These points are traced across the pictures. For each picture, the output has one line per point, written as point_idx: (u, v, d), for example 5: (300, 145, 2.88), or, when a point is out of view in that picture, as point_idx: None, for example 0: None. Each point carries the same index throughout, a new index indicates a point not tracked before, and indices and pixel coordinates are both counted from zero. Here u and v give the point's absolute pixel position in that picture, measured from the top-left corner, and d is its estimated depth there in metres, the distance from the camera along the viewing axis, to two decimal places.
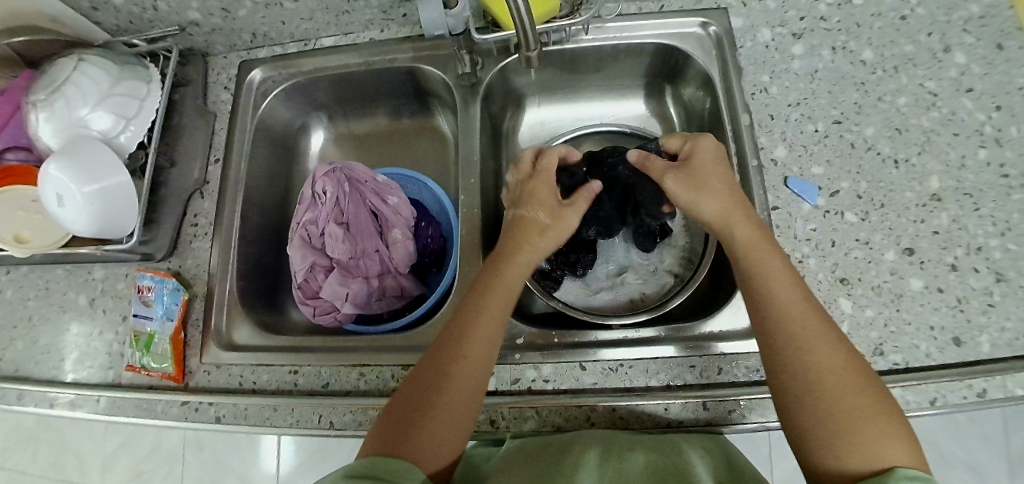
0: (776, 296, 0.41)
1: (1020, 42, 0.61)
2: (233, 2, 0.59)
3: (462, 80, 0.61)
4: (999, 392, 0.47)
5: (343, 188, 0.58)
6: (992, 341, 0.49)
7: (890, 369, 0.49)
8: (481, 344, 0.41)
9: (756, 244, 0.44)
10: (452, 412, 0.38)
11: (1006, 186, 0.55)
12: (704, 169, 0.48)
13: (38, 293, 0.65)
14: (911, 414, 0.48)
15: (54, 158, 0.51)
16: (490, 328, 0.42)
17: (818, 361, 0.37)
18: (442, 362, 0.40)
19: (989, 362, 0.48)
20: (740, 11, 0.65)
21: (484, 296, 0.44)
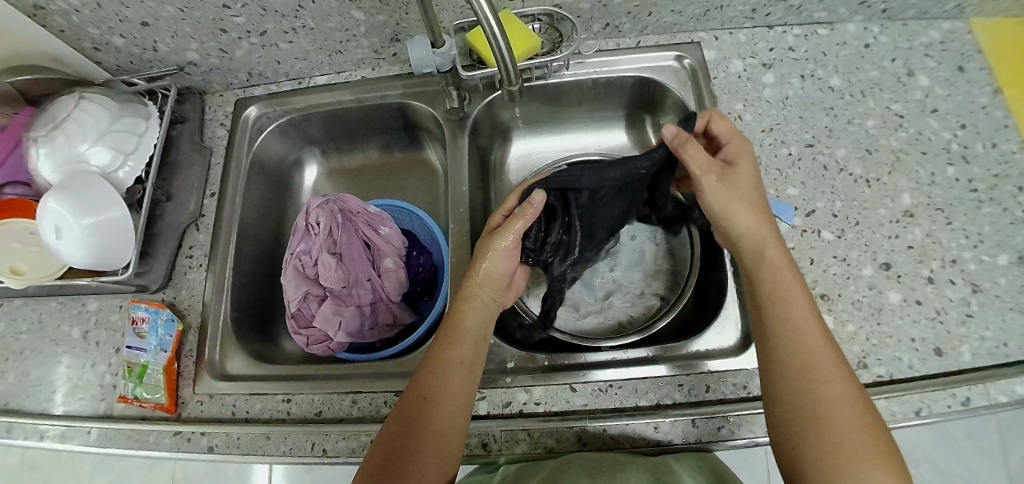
0: (798, 321, 0.43)
1: (979, 65, 0.66)
2: (231, 43, 0.61)
3: (451, 115, 0.63)
4: (980, 399, 0.49)
5: (336, 220, 0.60)
6: (973, 350, 0.51)
7: (875, 381, 0.51)
8: (451, 387, 0.44)
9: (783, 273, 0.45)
10: (433, 454, 0.41)
11: (976, 200, 0.58)
12: (743, 182, 0.49)
13: (31, 327, 0.65)
14: (898, 424, 0.49)
15: (53, 193, 0.52)
16: (459, 370, 0.45)
17: (832, 389, 0.40)
18: (414, 407, 0.43)
19: (970, 370, 0.51)
20: (713, 44, 0.68)
21: (449, 341, 0.46)
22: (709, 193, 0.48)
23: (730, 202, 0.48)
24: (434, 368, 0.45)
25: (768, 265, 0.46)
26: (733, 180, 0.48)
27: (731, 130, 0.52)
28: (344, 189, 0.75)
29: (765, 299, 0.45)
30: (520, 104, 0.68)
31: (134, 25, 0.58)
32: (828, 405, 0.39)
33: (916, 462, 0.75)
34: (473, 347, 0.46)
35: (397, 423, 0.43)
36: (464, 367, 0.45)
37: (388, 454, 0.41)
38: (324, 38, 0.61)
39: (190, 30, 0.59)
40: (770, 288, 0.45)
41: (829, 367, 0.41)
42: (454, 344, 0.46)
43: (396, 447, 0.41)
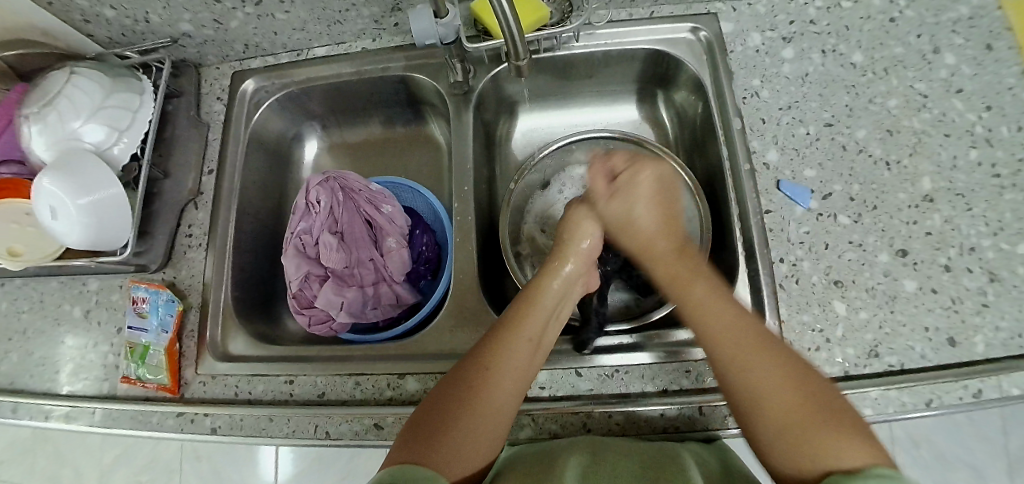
0: (708, 313, 0.42)
1: (1008, 43, 0.62)
2: (225, 14, 0.59)
3: (454, 89, 0.61)
4: (993, 392, 0.47)
5: (337, 198, 0.58)
6: (987, 341, 0.49)
7: (886, 371, 0.49)
8: (513, 366, 0.41)
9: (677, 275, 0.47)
10: (482, 429, 0.39)
11: (998, 186, 0.56)
12: (636, 192, 0.53)
13: (33, 305, 0.65)
14: (908, 416, 0.47)
15: (47, 171, 0.51)
16: (525, 348, 0.43)
17: (756, 367, 0.38)
18: (472, 380, 0.40)
19: (984, 362, 0.48)
20: (730, 16, 0.65)
21: (524, 311, 0.45)
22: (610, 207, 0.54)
23: (631, 210, 0.53)
24: (498, 342, 0.42)
25: (674, 273, 0.47)
26: (625, 193, 0.54)
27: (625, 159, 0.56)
28: (345, 168, 0.73)
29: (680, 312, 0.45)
30: (526, 79, 0.65)
31: None
32: (763, 387, 0.37)
33: (920, 449, 0.74)
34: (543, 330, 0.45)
35: (447, 393, 0.40)
36: (531, 345, 0.43)
37: (437, 421, 0.39)
38: (322, 8, 0.58)
39: (181, 0, 0.56)
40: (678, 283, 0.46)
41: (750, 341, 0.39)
42: (525, 320, 0.44)
43: (443, 415, 0.39)
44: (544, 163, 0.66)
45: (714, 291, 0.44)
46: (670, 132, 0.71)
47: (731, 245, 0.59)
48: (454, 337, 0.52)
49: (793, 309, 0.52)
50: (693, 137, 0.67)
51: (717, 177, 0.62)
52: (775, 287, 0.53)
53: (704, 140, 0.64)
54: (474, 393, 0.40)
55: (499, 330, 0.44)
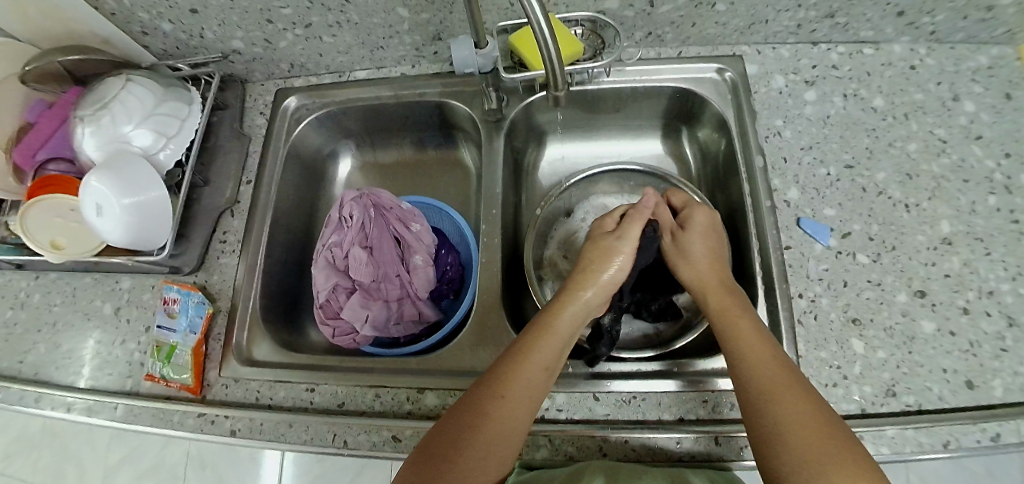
0: (741, 337, 0.45)
1: None
2: (275, 34, 0.62)
3: (488, 116, 0.63)
4: (1012, 437, 0.47)
5: (369, 213, 0.60)
6: (1005, 385, 0.50)
7: (902, 410, 0.50)
8: (526, 390, 0.42)
9: (726, 307, 0.48)
10: (495, 449, 0.40)
11: (1017, 231, 0.56)
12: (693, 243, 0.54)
13: (65, 300, 0.68)
14: (925, 456, 0.48)
15: (96, 171, 0.53)
16: (539, 373, 0.43)
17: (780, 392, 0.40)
18: (487, 402, 0.41)
19: (1002, 406, 0.49)
20: (755, 58, 0.67)
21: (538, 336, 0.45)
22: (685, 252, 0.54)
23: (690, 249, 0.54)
24: (513, 365, 0.43)
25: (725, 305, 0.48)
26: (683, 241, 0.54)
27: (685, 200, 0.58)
28: (375, 185, 0.76)
29: (721, 342, 0.46)
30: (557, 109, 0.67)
31: (183, 11, 0.59)
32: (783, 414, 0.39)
33: None
34: (559, 352, 0.46)
35: (458, 416, 0.41)
36: (544, 370, 0.44)
37: (447, 443, 0.40)
38: (368, 34, 0.61)
39: (237, 20, 0.60)
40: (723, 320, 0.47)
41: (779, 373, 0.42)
42: (535, 352, 0.44)
43: (459, 435, 0.40)
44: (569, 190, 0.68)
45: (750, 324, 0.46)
46: (692, 168, 0.72)
47: (751, 279, 0.60)
48: (475, 356, 0.54)
49: (811, 345, 0.53)
50: (716, 172, 0.69)
51: (738, 212, 0.64)
52: (794, 322, 0.54)
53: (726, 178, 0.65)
54: (483, 417, 0.41)
55: (511, 353, 0.44)
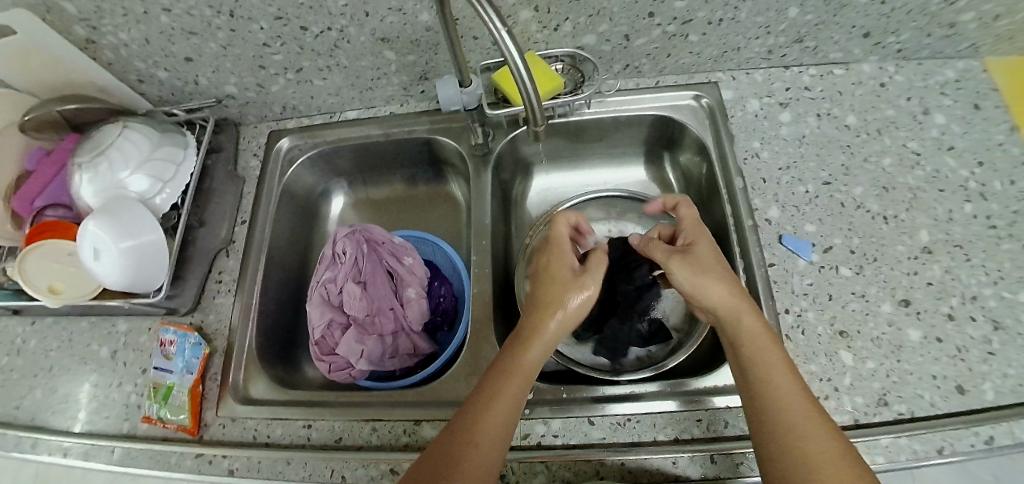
0: (771, 371, 0.43)
1: (994, 103, 0.67)
2: (268, 78, 0.64)
3: (475, 150, 0.65)
4: (1006, 439, 0.48)
5: (362, 249, 0.62)
6: (995, 388, 0.51)
7: (896, 419, 0.50)
8: (506, 408, 0.42)
9: (757, 334, 0.45)
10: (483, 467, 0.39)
11: (995, 236, 0.58)
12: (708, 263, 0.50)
13: (61, 344, 0.68)
14: (922, 463, 0.48)
15: (94, 215, 0.55)
16: (518, 388, 0.43)
17: (809, 434, 0.39)
18: (467, 428, 0.41)
19: (993, 408, 0.50)
20: (731, 84, 0.70)
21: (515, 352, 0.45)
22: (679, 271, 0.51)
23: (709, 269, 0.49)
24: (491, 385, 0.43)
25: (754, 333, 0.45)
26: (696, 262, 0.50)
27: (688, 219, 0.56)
28: (368, 219, 0.77)
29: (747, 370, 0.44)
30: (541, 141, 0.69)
31: (178, 59, 0.61)
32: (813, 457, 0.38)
33: None
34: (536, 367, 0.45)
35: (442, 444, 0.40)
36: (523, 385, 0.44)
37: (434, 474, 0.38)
38: (357, 76, 0.64)
39: (230, 66, 0.62)
40: (753, 350, 0.45)
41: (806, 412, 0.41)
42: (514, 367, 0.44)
43: (443, 459, 0.39)
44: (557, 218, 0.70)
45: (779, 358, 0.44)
46: (677, 191, 0.74)
47: None
48: (470, 386, 0.54)
49: (801, 359, 0.54)
50: (699, 195, 0.70)
51: (722, 233, 0.65)
52: (782, 338, 0.55)
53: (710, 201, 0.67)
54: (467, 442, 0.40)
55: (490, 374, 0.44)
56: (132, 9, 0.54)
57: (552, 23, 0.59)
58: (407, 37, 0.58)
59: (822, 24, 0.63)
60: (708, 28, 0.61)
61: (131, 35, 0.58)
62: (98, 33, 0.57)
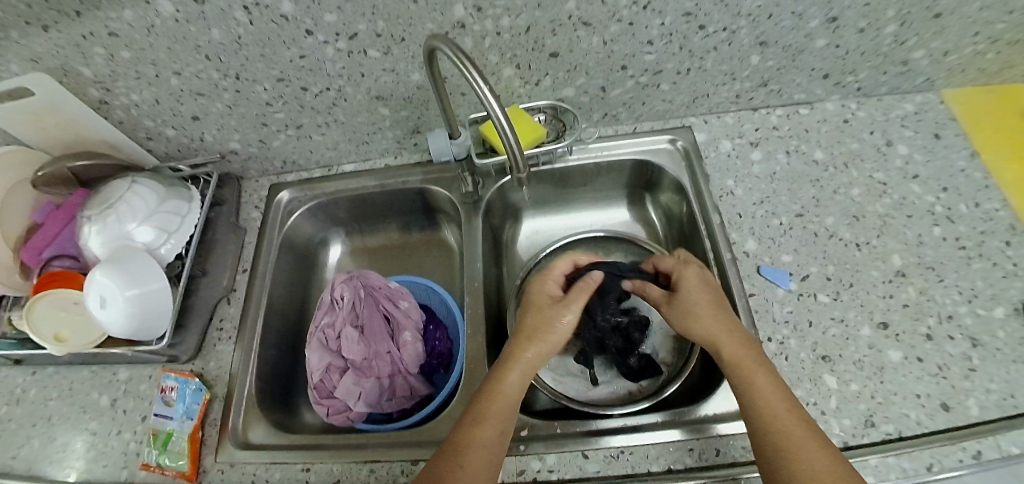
0: (762, 395, 0.46)
1: (953, 131, 0.72)
2: (270, 135, 0.69)
3: (466, 198, 0.70)
4: (994, 452, 0.49)
5: (359, 294, 0.64)
6: (980, 403, 0.52)
7: (884, 439, 0.51)
8: (489, 438, 0.45)
9: (744, 362, 0.48)
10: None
11: (965, 256, 0.62)
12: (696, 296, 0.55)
13: (61, 394, 0.69)
14: (914, 482, 0.49)
15: (102, 266, 0.57)
16: (496, 420, 0.46)
17: (800, 452, 0.42)
18: (452, 458, 0.44)
19: (980, 423, 0.51)
20: (703, 127, 0.75)
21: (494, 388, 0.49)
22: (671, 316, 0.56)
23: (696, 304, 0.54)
24: (475, 418, 0.47)
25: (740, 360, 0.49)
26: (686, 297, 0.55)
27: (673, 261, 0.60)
28: (365, 267, 0.80)
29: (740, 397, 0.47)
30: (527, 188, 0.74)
31: (186, 118, 0.65)
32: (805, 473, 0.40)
33: None
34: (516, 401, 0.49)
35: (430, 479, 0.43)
36: (503, 418, 0.47)
37: None
38: (353, 131, 0.69)
39: (235, 124, 0.67)
40: (744, 374, 0.48)
41: (796, 430, 0.43)
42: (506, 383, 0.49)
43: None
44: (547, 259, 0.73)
45: (769, 381, 0.47)
46: (660, 230, 0.78)
47: None
48: None
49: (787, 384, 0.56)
50: (682, 233, 0.74)
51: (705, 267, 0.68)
52: None
53: (691, 238, 0.70)
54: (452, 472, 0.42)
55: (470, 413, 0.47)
56: (145, 73, 0.58)
57: (534, 79, 0.64)
58: (400, 95, 0.63)
59: (783, 68, 0.68)
60: (678, 77, 0.67)
61: (143, 96, 0.62)
62: (111, 95, 0.61)
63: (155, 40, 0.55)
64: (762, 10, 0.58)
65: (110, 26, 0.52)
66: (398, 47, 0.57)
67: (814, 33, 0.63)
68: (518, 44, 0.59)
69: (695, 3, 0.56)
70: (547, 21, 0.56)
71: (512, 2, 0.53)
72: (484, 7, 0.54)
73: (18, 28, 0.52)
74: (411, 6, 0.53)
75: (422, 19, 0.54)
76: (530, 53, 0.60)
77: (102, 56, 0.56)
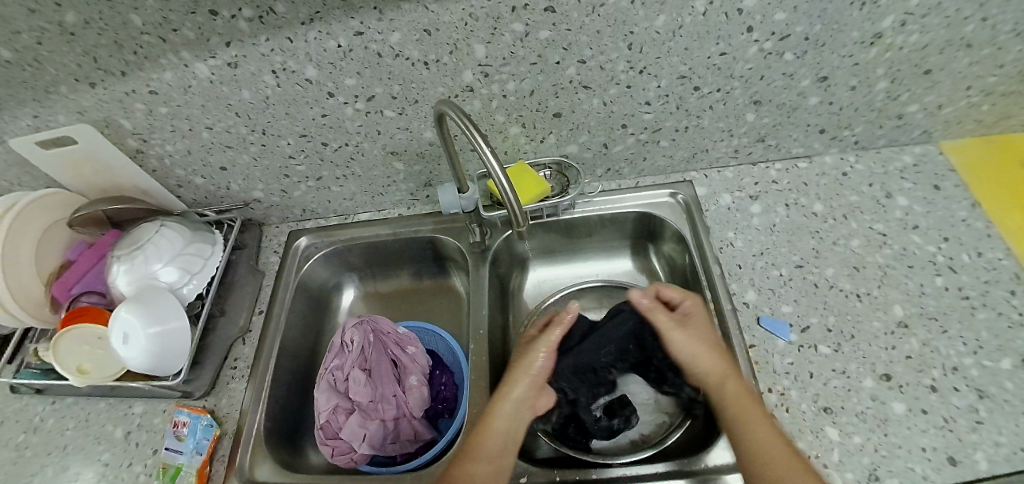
0: (750, 417, 0.50)
1: (952, 182, 0.73)
2: (291, 186, 0.73)
3: (474, 247, 0.73)
4: None
5: (368, 338, 0.67)
6: (988, 457, 0.51)
7: None
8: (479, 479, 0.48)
9: (740, 394, 0.52)
10: None
11: (968, 306, 0.62)
12: (700, 330, 0.60)
13: (78, 424, 0.71)
14: None
15: (127, 303, 0.60)
16: (486, 462, 0.50)
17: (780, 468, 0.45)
18: None
19: (990, 478, 0.50)
20: (704, 181, 0.78)
21: (482, 430, 0.53)
22: (676, 342, 0.59)
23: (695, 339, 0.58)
24: (466, 458, 0.50)
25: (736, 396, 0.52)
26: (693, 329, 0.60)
27: (679, 293, 0.64)
28: (375, 311, 0.82)
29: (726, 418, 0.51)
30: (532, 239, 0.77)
31: (214, 168, 0.70)
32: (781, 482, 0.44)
33: None
34: (504, 442, 0.52)
35: None
36: (492, 460, 0.50)
37: None
38: (369, 183, 0.73)
39: (259, 175, 0.71)
40: (729, 402, 0.52)
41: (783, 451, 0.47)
42: (499, 412, 0.55)
43: None
44: (552, 305, 0.75)
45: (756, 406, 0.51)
46: (664, 279, 0.80)
47: None
48: None
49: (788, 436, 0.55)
50: (684, 283, 0.75)
51: None
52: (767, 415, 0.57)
53: (692, 288, 0.72)
54: None
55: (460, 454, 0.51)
56: (179, 127, 0.63)
57: (539, 137, 0.68)
58: (413, 151, 0.67)
59: (779, 125, 0.71)
60: (677, 134, 0.70)
61: (176, 147, 0.66)
62: (147, 145, 0.65)
63: (190, 99, 0.59)
64: (754, 73, 0.62)
65: (150, 85, 0.57)
66: (411, 108, 0.61)
67: (807, 91, 0.66)
68: (524, 106, 0.63)
69: (689, 67, 0.60)
70: (550, 84, 0.60)
71: (518, 69, 0.58)
72: (491, 74, 0.58)
73: (68, 84, 0.56)
74: (425, 72, 0.57)
75: (434, 84, 0.59)
76: (535, 114, 0.64)
77: (141, 111, 0.60)
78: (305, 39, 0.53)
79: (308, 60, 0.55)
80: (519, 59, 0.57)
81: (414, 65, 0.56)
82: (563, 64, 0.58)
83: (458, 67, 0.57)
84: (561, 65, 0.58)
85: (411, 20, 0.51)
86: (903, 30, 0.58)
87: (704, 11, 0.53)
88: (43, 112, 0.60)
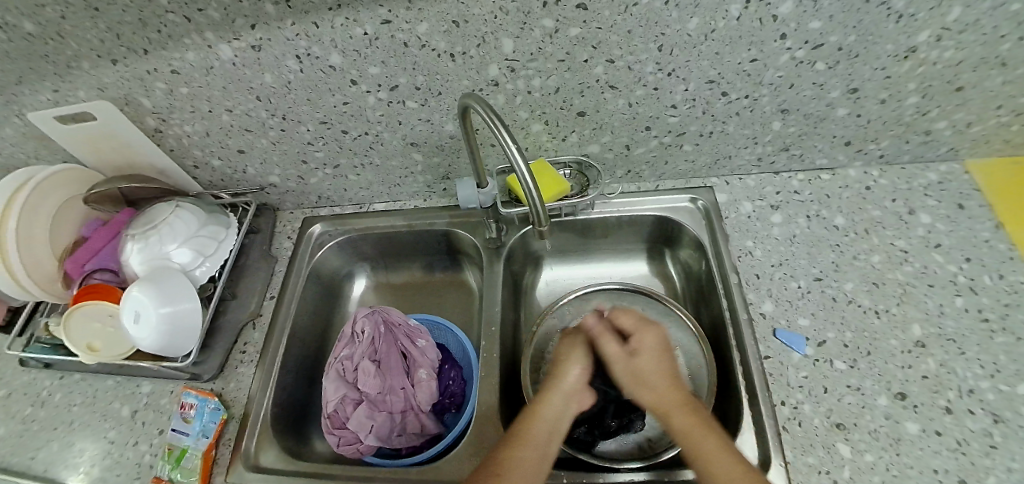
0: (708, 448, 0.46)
1: (978, 201, 0.72)
2: (308, 172, 0.73)
3: (489, 243, 0.73)
4: None
5: (379, 330, 0.67)
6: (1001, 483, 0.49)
7: None
8: (527, 465, 0.47)
9: (690, 429, 0.48)
10: None
11: (988, 329, 0.60)
12: (650, 364, 0.55)
13: (85, 400, 0.71)
14: None
15: (139, 283, 0.60)
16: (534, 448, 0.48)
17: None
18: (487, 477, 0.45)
19: None
20: (724, 188, 0.77)
21: (532, 415, 0.52)
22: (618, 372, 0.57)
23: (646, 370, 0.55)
24: (514, 442, 0.49)
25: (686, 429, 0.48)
26: (642, 363, 0.56)
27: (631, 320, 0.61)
28: (385, 302, 0.82)
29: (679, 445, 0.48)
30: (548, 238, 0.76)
31: (232, 151, 0.69)
32: None
33: None
34: (556, 430, 0.51)
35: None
36: (539, 447, 0.49)
37: None
38: (386, 174, 0.73)
39: (277, 160, 0.71)
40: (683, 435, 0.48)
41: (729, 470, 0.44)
42: (546, 403, 0.54)
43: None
44: (564, 306, 0.74)
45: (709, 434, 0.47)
46: (678, 285, 0.79)
47: (735, 390, 0.62)
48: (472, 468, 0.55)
49: (798, 450, 0.54)
50: (700, 290, 0.74)
51: (720, 326, 0.68)
52: (778, 429, 0.55)
53: (708, 295, 0.71)
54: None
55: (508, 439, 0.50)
56: (200, 108, 0.63)
57: (561, 135, 0.67)
58: (433, 143, 0.67)
59: (805, 135, 0.70)
60: (701, 139, 0.69)
61: (195, 128, 0.66)
62: (166, 125, 0.65)
63: (211, 80, 0.59)
64: (784, 81, 0.61)
65: (172, 64, 0.57)
66: (433, 99, 0.61)
67: (835, 102, 0.64)
68: (548, 103, 0.62)
69: (717, 72, 0.59)
70: (576, 83, 0.60)
71: (545, 65, 0.57)
72: (517, 69, 0.57)
73: (90, 60, 0.56)
74: (450, 64, 0.56)
75: (459, 76, 0.58)
76: (559, 112, 0.63)
77: (162, 90, 0.60)
78: (331, 26, 0.52)
79: (333, 47, 0.55)
80: (547, 55, 0.56)
81: (440, 56, 0.55)
82: (591, 63, 0.57)
83: (484, 61, 0.56)
84: (588, 63, 0.57)
85: (439, 11, 0.51)
86: (938, 45, 0.56)
87: (738, 15, 0.52)
88: (65, 87, 0.60)
